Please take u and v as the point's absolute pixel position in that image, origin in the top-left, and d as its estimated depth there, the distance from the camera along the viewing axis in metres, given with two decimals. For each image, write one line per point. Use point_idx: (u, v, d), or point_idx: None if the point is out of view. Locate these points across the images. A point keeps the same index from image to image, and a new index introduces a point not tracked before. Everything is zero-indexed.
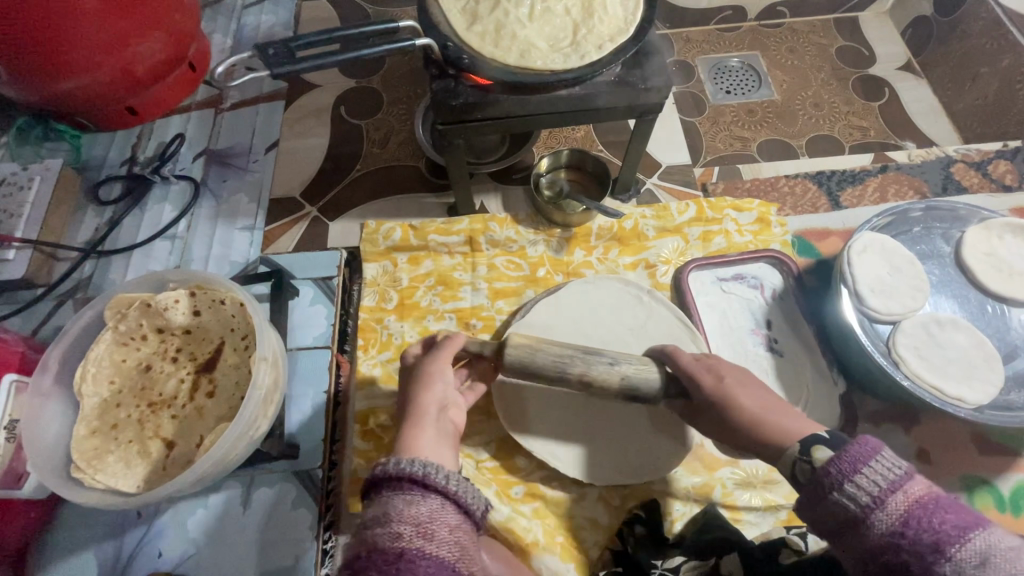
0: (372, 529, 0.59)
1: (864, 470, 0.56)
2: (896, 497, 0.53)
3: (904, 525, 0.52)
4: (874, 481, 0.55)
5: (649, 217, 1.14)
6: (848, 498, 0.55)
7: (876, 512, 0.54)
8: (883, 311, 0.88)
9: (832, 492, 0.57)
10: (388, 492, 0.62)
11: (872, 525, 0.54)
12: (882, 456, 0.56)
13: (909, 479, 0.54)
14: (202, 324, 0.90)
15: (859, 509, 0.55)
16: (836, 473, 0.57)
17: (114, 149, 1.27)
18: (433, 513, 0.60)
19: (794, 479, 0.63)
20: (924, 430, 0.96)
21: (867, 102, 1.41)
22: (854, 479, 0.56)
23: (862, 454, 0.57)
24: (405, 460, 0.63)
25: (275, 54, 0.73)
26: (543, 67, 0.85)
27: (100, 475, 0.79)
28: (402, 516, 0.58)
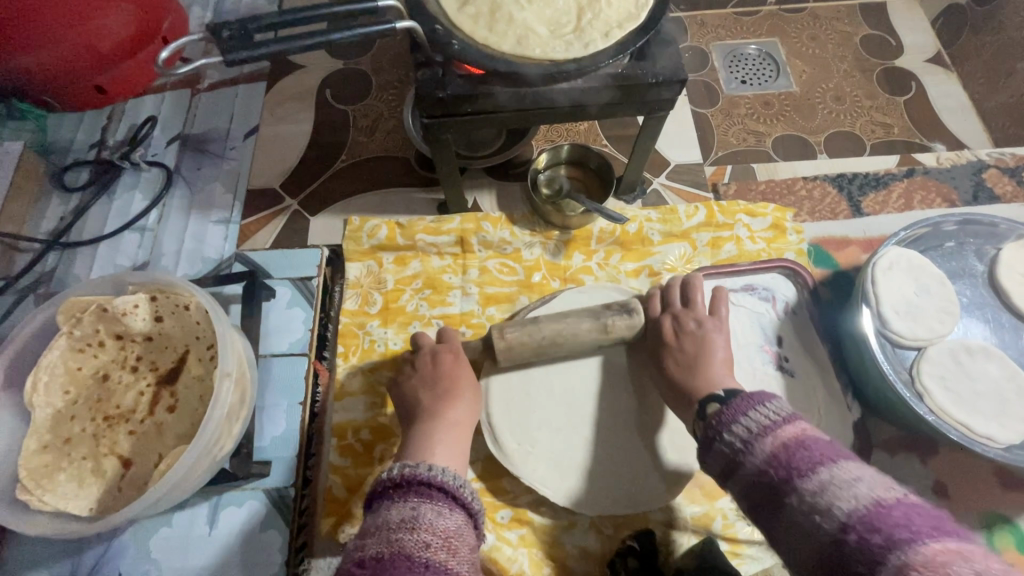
0: (397, 532, 0.58)
1: (745, 415, 0.65)
2: (767, 437, 0.62)
3: (771, 460, 0.60)
4: (753, 424, 0.64)
5: (655, 220, 1.05)
6: (727, 439, 0.65)
7: (750, 448, 0.62)
8: (907, 336, 0.81)
9: (719, 434, 0.66)
10: (414, 498, 0.62)
11: (749, 460, 0.62)
12: (768, 404, 0.65)
13: (786, 423, 0.63)
14: (164, 332, 0.83)
15: (741, 447, 0.63)
16: (725, 419, 0.67)
17: (83, 131, 1.18)
18: (457, 526, 0.61)
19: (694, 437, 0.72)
20: (943, 461, 0.89)
21: (893, 97, 1.30)
22: (737, 424, 0.65)
23: (746, 405, 0.66)
24: (435, 468, 0.65)
25: (232, 37, 0.64)
26: (542, 56, 0.75)
27: (49, 496, 0.73)
28: (430, 525, 0.59)
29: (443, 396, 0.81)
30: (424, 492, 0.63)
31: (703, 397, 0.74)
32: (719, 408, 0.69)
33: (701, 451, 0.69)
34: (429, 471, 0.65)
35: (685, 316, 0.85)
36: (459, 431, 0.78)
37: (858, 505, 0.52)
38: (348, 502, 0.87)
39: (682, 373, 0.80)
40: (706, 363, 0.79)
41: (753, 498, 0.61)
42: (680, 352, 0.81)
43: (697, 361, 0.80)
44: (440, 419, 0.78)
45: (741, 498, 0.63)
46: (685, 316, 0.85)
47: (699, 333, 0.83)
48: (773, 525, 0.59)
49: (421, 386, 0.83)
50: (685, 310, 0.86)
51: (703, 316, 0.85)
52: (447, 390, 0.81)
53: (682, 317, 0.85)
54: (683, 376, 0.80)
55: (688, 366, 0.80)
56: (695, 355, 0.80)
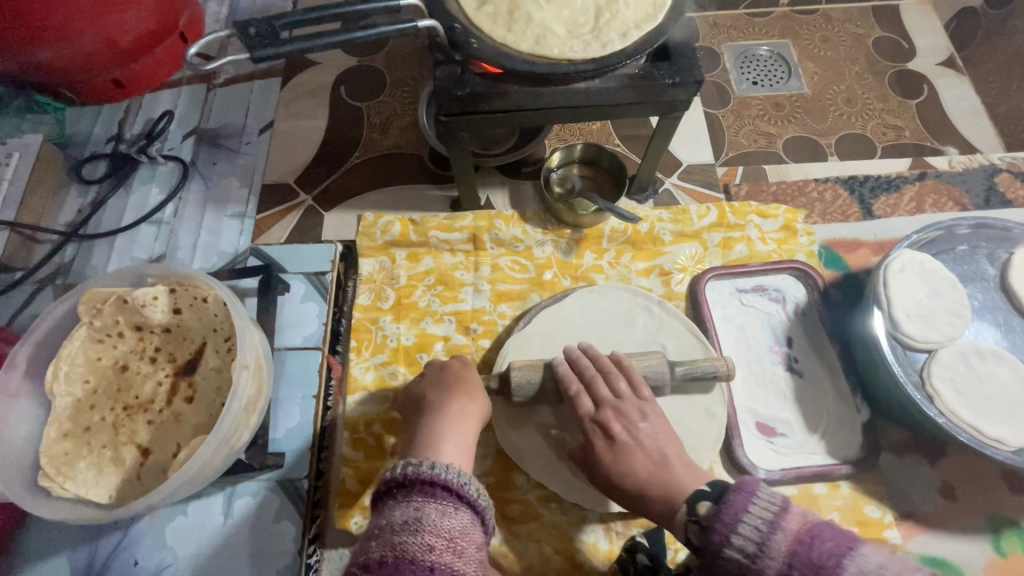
0: (400, 535, 0.60)
1: (745, 514, 0.60)
2: (778, 534, 0.58)
3: (792, 561, 0.56)
4: (759, 522, 0.59)
5: (666, 220, 1.06)
6: (737, 548, 0.59)
7: (765, 552, 0.58)
8: (918, 339, 0.81)
9: (725, 541, 0.61)
10: (417, 498, 0.63)
11: (766, 566, 0.58)
12: (759, 497, 0.61)
13: (786, 512, 0.60)
14: (183, 324, 0.84)
15: (757, 552, 0.58)
16: (723, 527, 0.61)
17: (100, 125, 1.19)
18: (462, 525, 0.62)
19: (689, 543, 0.66)
20: (950, 463, 0.90)
21: (904, 100, 1.30)
22: (739, 529, 0.60)
23: (742, 499, 0.62)
24: (437, 467, 0.65)
25: (257, 34, 0.65)
26: (559, 56, 0.76)
27: (70, 483, 0.74)
28: (433, 526, 0.60)
29: (452, 390, 0.81)
30: (427, 493, 0.63)
31: (686, 498, 0.68)
32: (713, 508, 0.64)
33: (701, 561, 0.64)
34: (431, 471, 0.65)
35: (615, 416, 0.78)
36: (461, 423, 0.76)
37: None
38: (360, 495, 0.88)
39: (652, 485, 0.73)
40: (666, 471, 0.73)
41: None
42: (640, 452, 0.75)
43: (661, 463, 0.74)
44: (445, 411, 0.77)
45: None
46: (626, 408, 0.78)
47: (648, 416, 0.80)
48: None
49: (433, 382, 0.83)
50: (624, 401, 0.79)
51: (640, 402, 0.79)
52: (456, 384, 0.81)
53: (623, 409, 0.78)
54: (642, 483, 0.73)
55: (660, 463, 0.74)
56: (660, 447, 0.75)
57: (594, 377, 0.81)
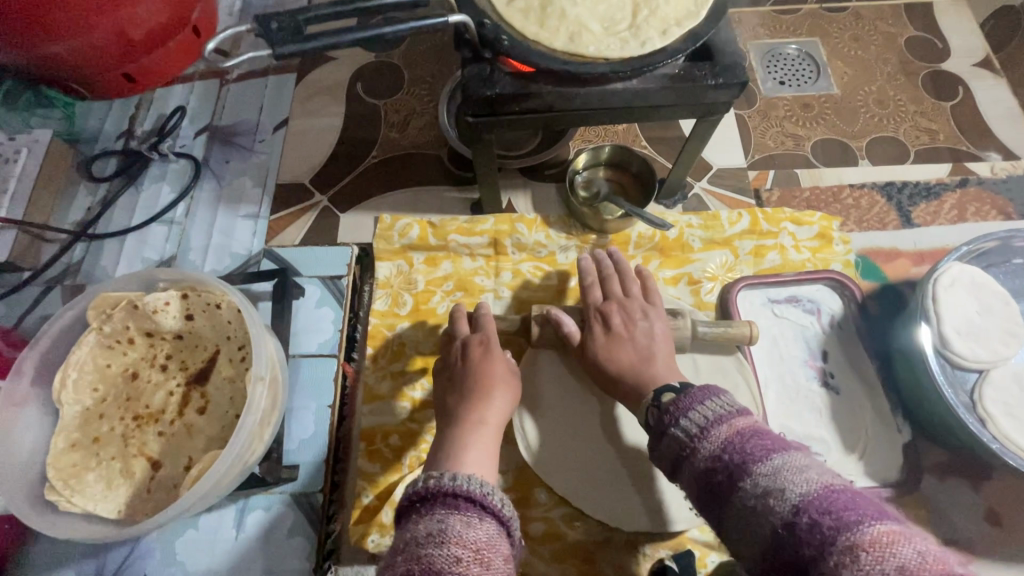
0: (423, 548, 0.56)
1: (701, 406, 0.64)
2: (721, 426, 0.61)
3: (725, 447, 0.60)
4: (709, 413, 0.63)
5: (696, 226, 1.02)
6: (682, 428, 0.63)
7: (704, 438, 0.61)
8: (969, 358, 0.77)
9: (674, 422, 0.65)
10: (440, 510, 0.59)
11: (700, 448, 0.61)
12: (719, 398, 0.64)
13: (737, 414, 0.62)
14: (195, 330, 0.81)
15: (696, 437, 0.62)
16: (677, 410, 0.65)
17: (110, 121, 1.16)
18: (488, 536, 0.57)
19: (646, 424, 0.70)
20: (997, 488, 0.85)
21: (939, 102, 1.25)
22: (690, 414, 0.64)
23: (699, 396, 0.65)
24: (460, 477, 0.61)
25: (280, 29, 0.62)
26: (595, 54, 0.72)
27: (78, 497, 0.71)
28: (459, 538, 0.56)
29: (473, 393, 0.76)
30: (450, 504, 0.59)
31: (655, 390, 0.71)
32: (675, 398, 0.67)
33: (652, 440, 0.68)
34: (453, 482, 0.60)
35: (625, 308, 0.82)
36: (483, 431, 0.72)
37: (810, 490, 0.53)
38: (377, 511, 0.84)
39: (635, 362, 0.77)
40: (655, 366, 0.76)
41: (703, 489, 0.61)
42: (629, 344, 0.79)
43: (654, 351, 0.78)
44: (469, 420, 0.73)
45: (689, 489, 0.63)
46: (631, 305, 0.83)
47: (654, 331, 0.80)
48: (726, 517, 0.59)
49: (452, 384, 0.78)
50: (630, 299, 0.83)
51: (646, 305, 0.83)
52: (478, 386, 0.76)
53: (627, 306, 0.83)
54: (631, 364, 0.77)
55: (646, 355, 0.77)
56: (650, 346, 0.78)
57: (610, 275, 0.87)
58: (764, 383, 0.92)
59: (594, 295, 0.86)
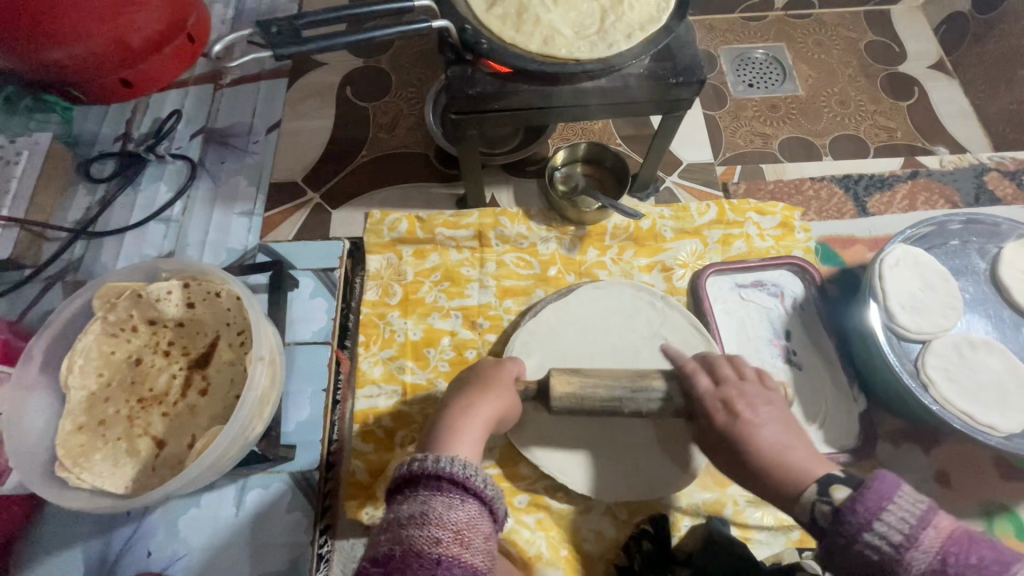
0: (407, 528, 0.59)
1: (891, 506, 0.56)
2: (929, 532, 0.54)
3: (943, 558, 0.52)
4: (906, 515, 0.55)
5: (667, 217, 1.09)
6: (881, 536, 0.55)
7: (915, 549, 0.53)
8: (912, 330, 0.85)
9: (864, 529, 0.56)
10: (424, 491, 0.62)
11: (913, 560, 0.53)
12: (904, 492, 0.57)
13: (934, 512, 0.56)
14: (196, 317, 0.86)
15: (901, 547, 0.54)
16: (863, 513, 0.57)
17: (107, 124, 1.21)
18: (469, 517, 0.61)
19: (812, 523, 0.62)
20: (946, 452, 0.93)
21: (896, 102, 1.34)
22: (882, 517, 0.56)
23: (885, 491, 0.57)
24: (443, 460, 0.63)
25: (278, 33, 0.67)
26: (567, 56, 0.78)
27: (86, 474, 0.75)
28: (440, 520, 0.59)
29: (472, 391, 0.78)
30: (433, 486, 0.62)
31: (812, 478, 0.65)
32: (850, 498, 0.59)
33: (824, 547, 0.60)
34: (437, 464, 0.63)
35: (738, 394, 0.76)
36: (479, 422, 0.73)
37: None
38: (371, 486, 0.89)
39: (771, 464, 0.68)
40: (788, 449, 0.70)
41: None
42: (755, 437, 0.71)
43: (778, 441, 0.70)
44: (473, 410, 0.75)
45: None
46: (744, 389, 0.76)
47: (772, 409, 0.74)
48: None
49: (462, 383, 0.80)
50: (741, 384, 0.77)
51: (762, 387, 0.77)
52: (489, 387, 0.79)
53: (745, 391, 0.76)
54: (767, 456, 0.69)
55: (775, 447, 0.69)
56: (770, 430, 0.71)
57: (722, 360, 0.81)
58: None
59: (701, 382, 0.78)
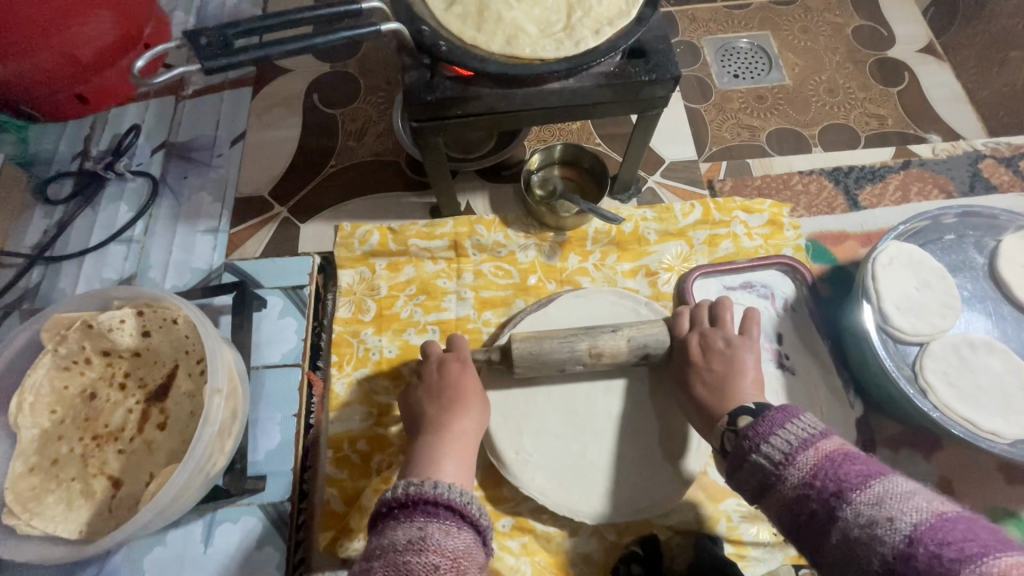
0: (403, 555, 0.56)
1: (781, 429, 0.63)
2: (808, 452, 0.60)
3: (816, 474, 0.58)
4: (792, 438, 0.62)
5: (650, 219, 1.04)
6: (765, 454, 0.62)
7: (791, 465, 0.60)
8: (909, 332, 0.80)
9: (754, 448, 0.64)
10: (420, 517, 0.60)
11: (789, 474, 0.60)
12: (798, 420, 0.63)
13: (822, 437, 0.61)
14: (153, 347, 0.81)
15: (781, 461, 0.61)
16: (754, 435, 0.64)
17: (65, 142, 1.15)
18: (468, 547, 0.59)
19: (721, 449, 0.70)
20: (947, 457, 0.88)
21: (886, 88, 1.28)
22: (770, 440, 0.63)
23: (780, 418, 0.64)
24: (442, 485, 0.62)
25: (209, 44, 0.63)
26: (531, 56, 0.74)
27: (36, 520, 0.71)
28: (437, 546, 0.57)
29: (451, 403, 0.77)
30: (430, 512, 0.60)
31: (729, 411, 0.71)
32: (751, 422, 0.66)
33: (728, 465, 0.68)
34: (435, 490, 0.62)
35: (714, 335, 0.80)
36: (467, 442, 0.75)
37: (921, 517, 0.51)
38: (345, 516, 0.85)
39: (712, 396, 0.76)
40: (738, 383, 0.76)
41: (796, 518, 0.59)
42: (708, 372, 0.77)
43: (728, 382, 0.76)
44: (447, 432, 0.74)
45: (780, 516, 0.61)
46: (713, 336, 0.80)
47: (728, 353, 0.79)
48: (824, 550, 0.57)
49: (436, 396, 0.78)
50: (714, 328, 0.81)
51: (732, 335, 0.80)
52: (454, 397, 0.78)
53: (709, 339, 0.80)
54: (707, 397, 0.76)
55: (718, 388, 0.76)
56: (724, 376, 0.76)
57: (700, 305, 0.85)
58: None
59: (679, 327, 0.84)
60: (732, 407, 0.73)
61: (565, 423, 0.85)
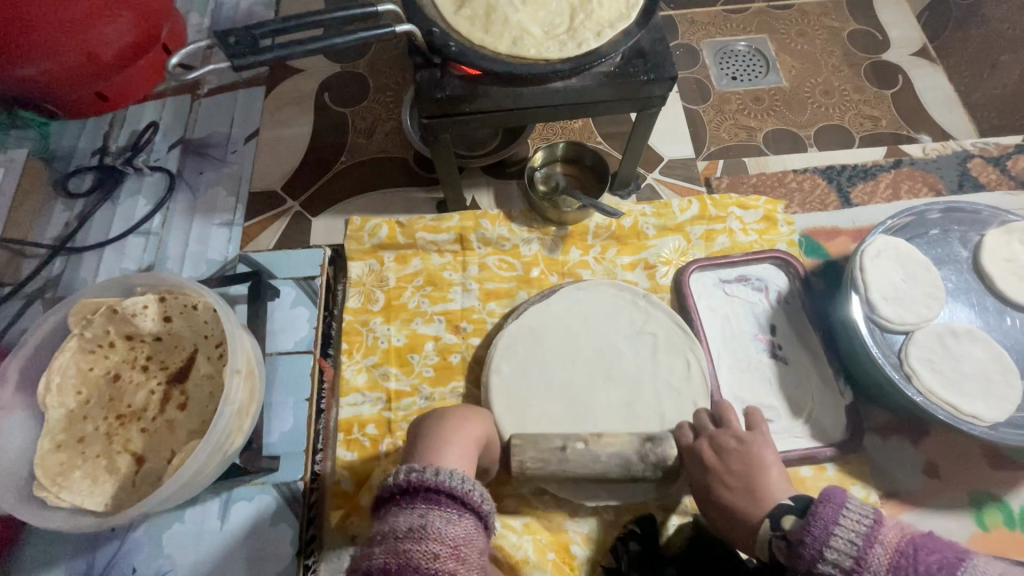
0: (404, 543, 0.58)
1: (839, 527, 0.59)
2: (877, 549, 0.57)
3: (896, 574, 0.55)
4: (853, 536, 0.58)
5: (649, 215, 1.08)
6: (833, 563, 0.58)
7: (866, 569, 0.56)
8: (896, 320, 0.84)
9: (818, 558, 0.59)
10: (421, 505, 0.61)
11: None
12: (849, 510, 0.60)
13: (881, 525, 0.58)
14: (173, 332, 0.85)
15: (854, 566, 0.57)
16: (813, 543, 0.60)
17: (84, 138, 1.19)
18: (467, 533, 0.61)
19: (775, 560, 0.67)
20: (933, 443, 0.92)
21: (879, 90, 1.32)
22: (832, 543, 0.59)
23: (831, 511, 0.61)
24: (442, 473, 0.64)
25: (236, 43, 0.67)
26: (537, 56, 0.78)
27: (65, 493, 0.75)
28: (438, 535, 0.58)
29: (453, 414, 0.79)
30: (431, 500, 0.62)
31: (767, 514, 0.70)
32: (802, 527, 0.63)
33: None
34: (435, 478, 0.63)
35: (724, 435, 0.79)
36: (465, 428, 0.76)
37: None
38: (356, 495, 0.89)
39: (740, 498, 0.74)
40: (764, 481, 0.74)
41: None
42: (728, 476, 0.76)
43: (753, 481, 0.75)
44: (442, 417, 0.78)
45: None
46: (723, 436, 0.79)
47: (743, 450, 0.77)
48: None
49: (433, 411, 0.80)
50: (722, 429, 0.80)
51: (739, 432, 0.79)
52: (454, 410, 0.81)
53: (719, 440, 0.79)
54: (736, 501, 0.74)
55: (744, 490, 0.74)
56: (747, 474, 0.75)
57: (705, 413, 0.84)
58: (716, 357, 0.98)
59: (685, 434, 0.82)
60: (768, 511, 0.71)
61: (566, 413, 0.88)
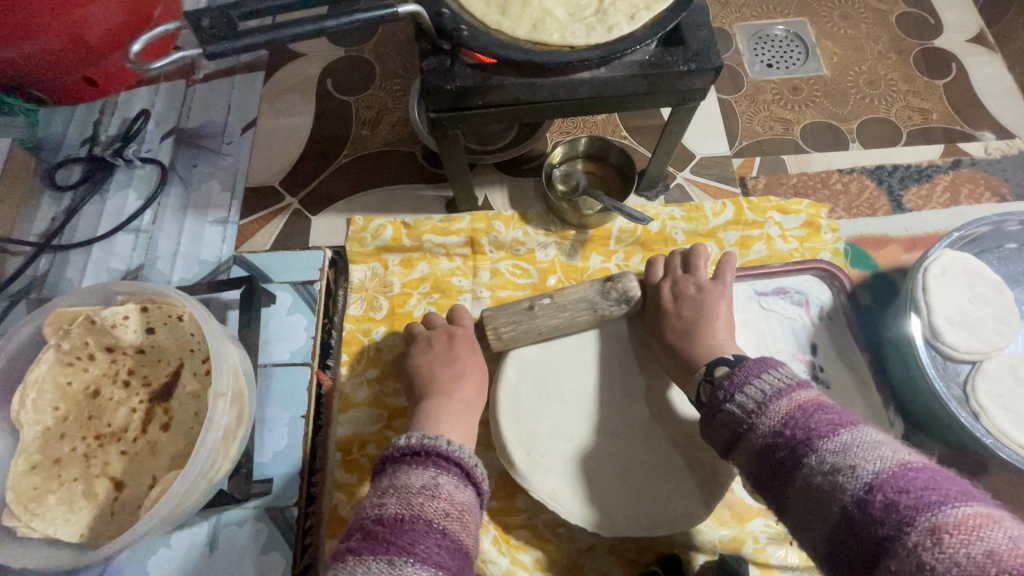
0: (417, 497, 0.58)
1: (756, 379, 0.63)
2: (782, 400, 0.60)
3: (786, 423, 0.58)
4: (766, 388, 0.62)
5: (679, 219, 0.98)
6: (738, 403, 0.62)
7: (763, 414, 0.60)
8: (962, 350, 0.74)
9: (728, 398, 0.64)
10: (433, 467, 0.62)
11: (760, 422, 0.60)
12: (774, 370, 0.63)
13: (797, 387, 0.61)
14: (157, 344, 0.78)
15: (754, 409, 0.61)
16: (730, 386, 0.64)
17: (74, 126, 1.12)
18: (472, 504, 0.61)
19: (698, 402, 0.70)
20: (994, 481, 0.83)
21: (931, 79, 1.19)
22: (745, 389, 0.63)
23: (756, 369, 0.64)
24: (456, 444, 0.65)
25: (212, 26, 0.58)
26: (560, 42, 0.68)
27: (37, 522, 0.68)
28: (448, 496, 0.59)
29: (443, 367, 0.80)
30: (442, 464, 0.62)
31: (706, 363, 0.73)
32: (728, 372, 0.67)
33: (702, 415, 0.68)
34: (451, 446, 0.64)
35: (685, 281, 0.84)
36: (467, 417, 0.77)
37: (884, 467, 0.52)
38: None
39: (682, 339, 0.78)
40: (708, 327, 0.79)
41: (763, 467, 0.59)
42: (677, 318, 0.80)
43: (696, 326, 0.79)
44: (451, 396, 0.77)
45: (749, 467, 0.61)
46: (684, 281, 0.84)
47: (699, 297, 0.82)
48: (786, 497, 0.57)
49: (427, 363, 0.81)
50: (686, 275, 0.85)
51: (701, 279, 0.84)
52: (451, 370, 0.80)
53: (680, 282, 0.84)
54: (678, 341, 0.79)
55: (687, 333, 0.78)
56: (694, 321, 0.79)
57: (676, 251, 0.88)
58: None
59: (654, 272, 0.88)
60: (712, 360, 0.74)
61: (579, 426, 0.81)
